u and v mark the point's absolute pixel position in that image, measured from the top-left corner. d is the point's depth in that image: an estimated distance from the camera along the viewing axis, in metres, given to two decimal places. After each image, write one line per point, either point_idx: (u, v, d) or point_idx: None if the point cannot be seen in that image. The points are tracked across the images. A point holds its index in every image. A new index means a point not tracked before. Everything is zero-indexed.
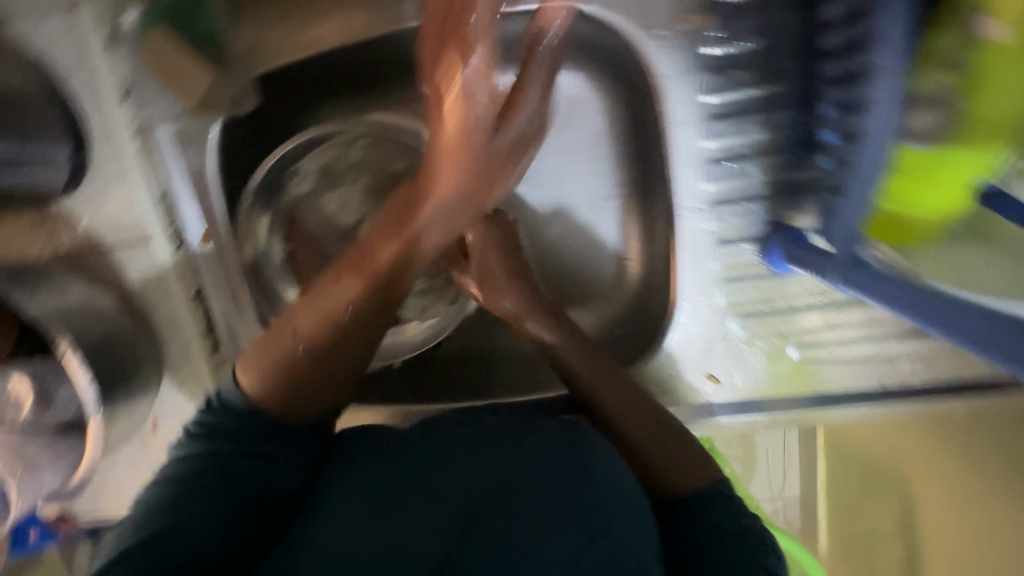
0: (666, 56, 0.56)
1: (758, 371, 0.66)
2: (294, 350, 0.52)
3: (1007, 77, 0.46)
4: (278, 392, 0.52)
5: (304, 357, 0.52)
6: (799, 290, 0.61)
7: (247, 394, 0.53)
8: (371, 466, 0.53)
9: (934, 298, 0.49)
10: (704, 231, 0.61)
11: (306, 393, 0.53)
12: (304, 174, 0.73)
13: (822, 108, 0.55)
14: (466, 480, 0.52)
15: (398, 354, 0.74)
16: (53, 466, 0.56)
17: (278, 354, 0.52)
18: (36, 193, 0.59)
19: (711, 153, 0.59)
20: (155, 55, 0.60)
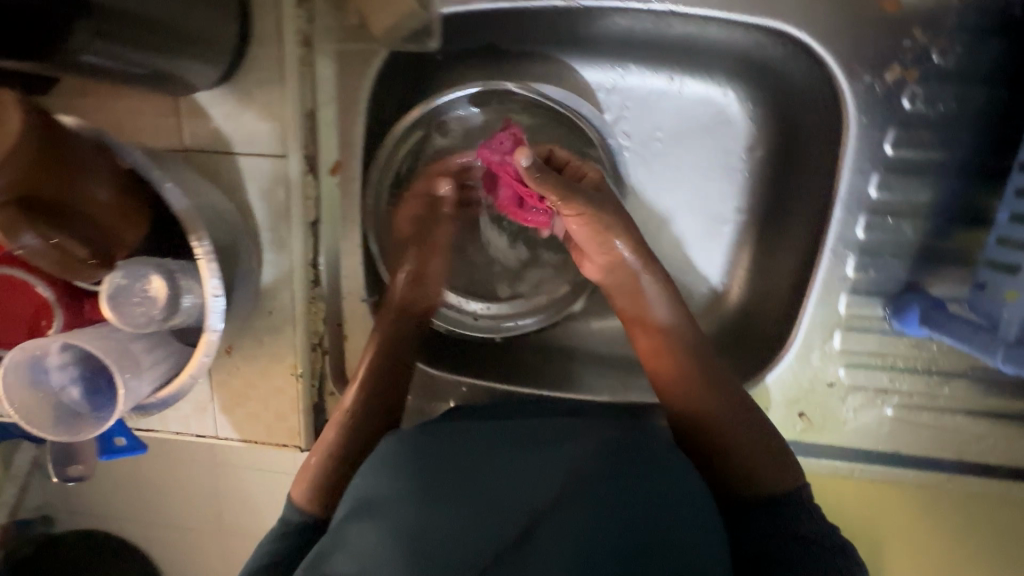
0: (862, 98, 0.56)
1: (851, 422, 0.67)
2: (347, 416, 0.65)
3: None
4: (324, 483, 0.63)
5: (352, 421, 0.65)
6: (911, 352, 0.64)
7: (297, 496, 0.62)
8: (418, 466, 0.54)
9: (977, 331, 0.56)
10: (843, 276, 0.62)
11: (366, 427, 0.65)
12: (450, 127, 0.73)
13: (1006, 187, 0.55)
14: (517, 496, 0.51)
15: (511, 322, 0.76)
16: (153, 372, 0.52)
17: (324, 446, 0.64)
18: (189, 79, 0.55)
19: (875, 204, 0.59)
20: None
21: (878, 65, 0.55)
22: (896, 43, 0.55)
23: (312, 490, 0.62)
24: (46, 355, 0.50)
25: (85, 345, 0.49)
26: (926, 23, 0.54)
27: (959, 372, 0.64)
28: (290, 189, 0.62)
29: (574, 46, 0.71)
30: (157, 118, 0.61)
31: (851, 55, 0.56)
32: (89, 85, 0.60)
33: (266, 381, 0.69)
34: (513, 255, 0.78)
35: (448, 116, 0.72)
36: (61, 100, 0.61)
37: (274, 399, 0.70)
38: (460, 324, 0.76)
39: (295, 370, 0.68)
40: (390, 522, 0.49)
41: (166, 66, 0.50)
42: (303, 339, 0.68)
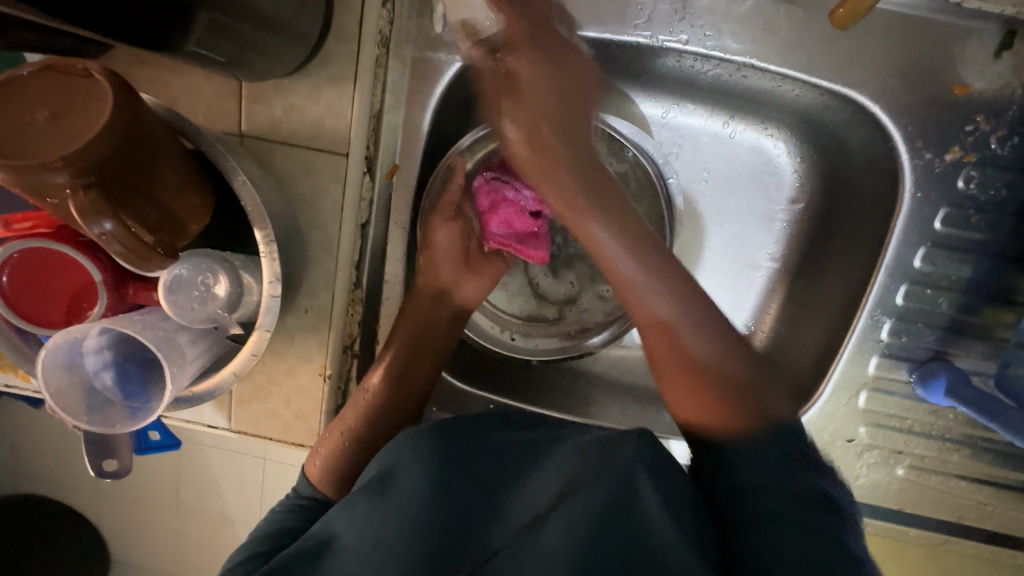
0: (919, 174, 0.58)
1: (862, 477, 0.69)
2: (364, 397, 0.65)
3: None
4: (335, 464, 0.63)
5: (371, 404, 0.65)
6: (927, 417, 0.67)
7: (310, 473, 0.63)
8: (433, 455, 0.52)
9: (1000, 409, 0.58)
10: (877, 339, 0.64)
11: (385, 413, 0.66)
12: None
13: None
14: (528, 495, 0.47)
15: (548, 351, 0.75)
16: (195, 364, 0.51)
17: (342, 423, 0.65)
18: (265, 69, 0.53)
19: (917, 276, 0.62)
20: None
21: (941, 144, 0.58)
22: (959, 127, 0.57)
23: (325, 469, 0.63)
24: (84, 339, 0.47)
25: (135, 334, 0.47)
26: (989, 111, 0.57)
27: (968, 440, 0.67)
28: (346, 189, 0.61)
29: (641, 81, 0.71)
30: (218, 99, 0.58)
31: (917, 131, 0.58)
32: (147, 54, 0.57)
33: (291, 378, 0.67)
34: (564, 284, 0.77)
35: None
36: (115, 66, 0.58)
37: (297, 398, 0.68)
38: (496, 346, 0.75)
39: (325, 371, 0.67)
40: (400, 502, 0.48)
41: (250, 53, 0.48)
42: (337, 341, 0.67)
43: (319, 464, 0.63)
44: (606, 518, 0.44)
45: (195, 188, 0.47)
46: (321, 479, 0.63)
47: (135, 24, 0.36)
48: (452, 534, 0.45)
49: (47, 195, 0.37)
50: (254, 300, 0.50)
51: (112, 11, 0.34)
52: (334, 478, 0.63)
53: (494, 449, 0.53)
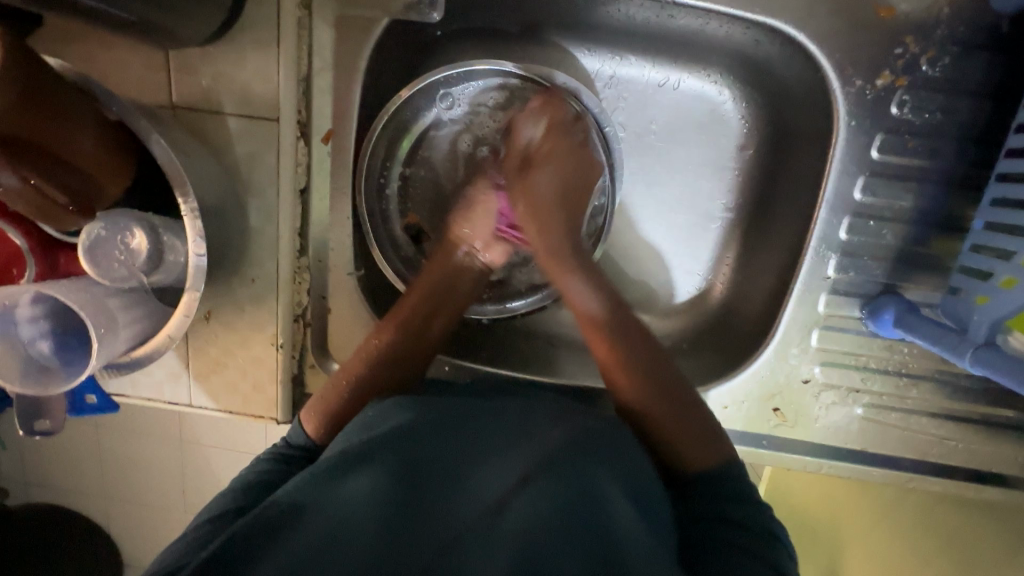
0: (851, 102, 0.58)
1: (823, 419, 0.68)
2: (373, 345, 0.64)
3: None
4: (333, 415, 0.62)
5: (379, 354, 0.64)
6: (882, 352, 0.66)
7: (309, 431, 0.62)
8: (402, 434, 0.51)
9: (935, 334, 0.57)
10: (824, 277, 0.64)
11: (393, 364, 0.64)
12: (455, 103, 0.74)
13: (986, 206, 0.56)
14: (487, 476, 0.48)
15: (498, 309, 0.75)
16: (130, 329, 0.51)
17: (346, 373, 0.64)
18: (181, 34, 0.54)
19: (859, 208, 0.61)
20: None
21: (870, 69, 0.57)
22: (887, 50, 0.56)
23: (322, 422, 0.62)
24: (16, 306, 0.48)
25: (62, 297, 0.47)
26: (917, 32, 0.56)
27: (926, 375, 0.67)
28: (280, 155, 0.61)
29: (576, 34, 0.71)
30: (146, 71, 0.59)
31: (845, 58, 0.57)
32: (73, 31, 0.58)
33: (245, 350, 0.68)
34: None
35: (453, 91, 0.73)
36: (42, 45, 0.58)
37: (252, 369, 0.69)
38: None
39: (276, 340, 0.68)
40: (368, 478, 0.47)
41: (159, 14, 0.49)
42: (287, 309, 0.67)
43: (314, 417, 0.62)
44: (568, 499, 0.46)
45: (112, 149, 0.47)
46: (319, 434, 0.62)
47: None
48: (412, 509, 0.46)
49: None
50: (181, 262, 0.51)
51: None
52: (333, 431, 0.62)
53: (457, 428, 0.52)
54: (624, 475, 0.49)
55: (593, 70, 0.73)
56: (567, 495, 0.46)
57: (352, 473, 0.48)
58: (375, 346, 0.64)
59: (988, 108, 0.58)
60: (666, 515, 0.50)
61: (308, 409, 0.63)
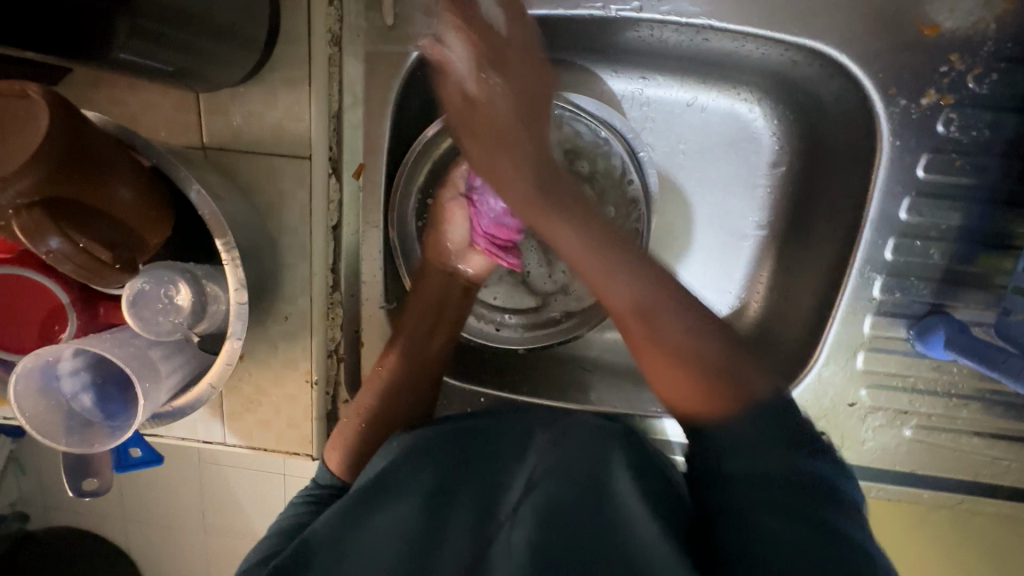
0: (895, 122, 0.56)
1: (870, 441, 0.67)
2: (377, 374, 0.66)
3: None
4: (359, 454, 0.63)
5: (388, 387, 0.66)
6: (930, 373, 0.64)
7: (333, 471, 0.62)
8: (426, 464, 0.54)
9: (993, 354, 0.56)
10: (869, 298, 0.62)
11: (396, 394, 0.66)
12: None
13: None
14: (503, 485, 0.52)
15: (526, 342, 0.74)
16: (171, 380, 0.51)
17: (356, 411, 0.65)
18: (213, 79, 0.53)
19: (904, 227, 0.59)
20: None
21: (914, 88, 0.56)
22: (931, 68, 0.55)
23: (346, 459, 0.63)
24: (58, 361, 0.48)
25: (105, 351, 0.47)
26: (963, 49, 0.54)
27: (977, 395, 0.65)
28: (312, 193, 0.61)
29: (605, 57, 0.70)
30: (177, 114, 0.58)
31: (888, 77, 0.56)
32: (103, 76, 0.58)
33: (280, 387, 0.68)
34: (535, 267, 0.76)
35: None
36: (73, 92, 0.58)
37: (287, 406, 0.68)
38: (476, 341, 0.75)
39: (311, 377, 0.67)
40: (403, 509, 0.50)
41: (196, 62, 0.48)
42: (321, 346, 0.67)
43: (336, 455, 0.63)
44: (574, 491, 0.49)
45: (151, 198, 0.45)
46: (343, 470, 0.62)
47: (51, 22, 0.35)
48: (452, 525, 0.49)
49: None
50: (221, 309, 0.51)
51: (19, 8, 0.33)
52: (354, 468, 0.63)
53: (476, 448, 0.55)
54: (651, 486, 0.50)
55: (622, 91, 0.72)
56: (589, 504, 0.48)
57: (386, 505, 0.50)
58: (380, 376, 0.66)
59: None
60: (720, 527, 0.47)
61: (329, 448, 0.64)
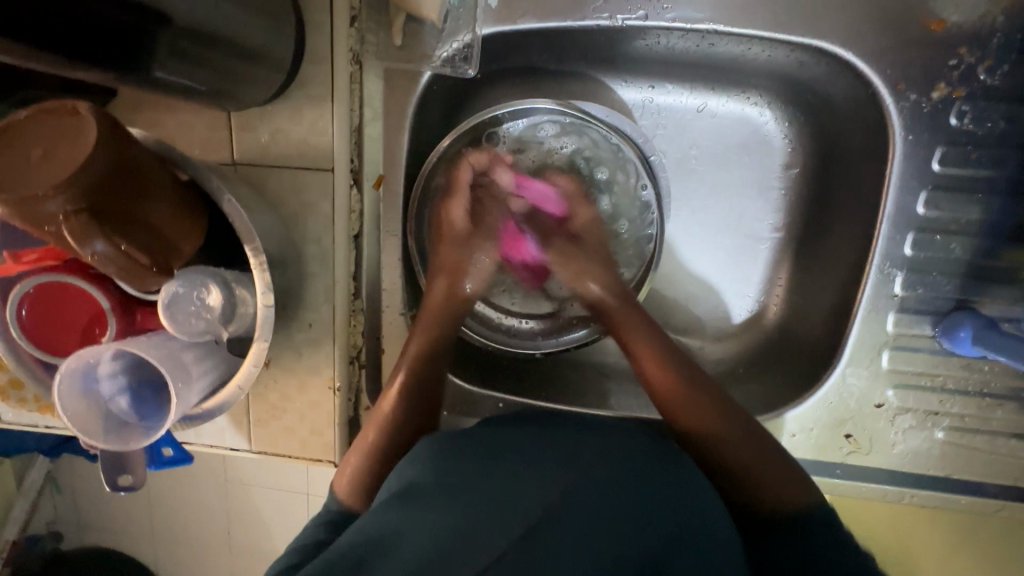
0: (907, 118, 0.56)
1: (901, 444, 0.65)
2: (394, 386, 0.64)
3: None
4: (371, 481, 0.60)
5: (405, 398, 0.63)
6: (961, 372, 0.62)
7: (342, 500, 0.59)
8: (446, 471, 0.50)
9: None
10: (892, 295, 0.61)
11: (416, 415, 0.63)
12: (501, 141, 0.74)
13: None
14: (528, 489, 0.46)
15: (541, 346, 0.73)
16: (202, 382, 0.53)
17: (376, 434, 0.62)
18: (242, 97, 0.56)
19: (923, 222, 0.59)
20: None
21: (925, 83, 0.56)
22: (941, 63, 0.55)
23: (353, 484, 0.60)
24: (98, 364, 0.50)
25: (142, 353, 0.49)
26: (972, 42, 0.55)
27: (1012, 394, 0.62)
28: (335, 204, 0.63)
29: (615, 68, 0.72)
30: (210, 133, 0.62)
31: (897, 74, 0.56)
32: (142, 100, 0.62)
33: (305, 393, 0.69)
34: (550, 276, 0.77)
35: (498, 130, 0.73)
36: (116, 116, 0.62)
37: (311, 413, 0.70)
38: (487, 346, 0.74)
39: (334, 384, 0.69)
40: (422, 515, 0.45)
41: (228, 81, 0.51)
42: (343, 352, 0.69)
43: (342, 484, 0.60)
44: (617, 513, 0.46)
45: (183, 206, 0.48)
46: (350, 496, 0.59)
47: (91, 44, 0.37)
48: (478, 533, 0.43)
49: (43, 225, 0.40)
50: (250, 312, 0.53)
51: (63, 36, 0.35)
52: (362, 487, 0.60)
53: (498, 458, 0.51)
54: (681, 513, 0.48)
55: (632, 100, 0.74)
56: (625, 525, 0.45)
57: (403, 510, 0.46)
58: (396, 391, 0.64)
59: None
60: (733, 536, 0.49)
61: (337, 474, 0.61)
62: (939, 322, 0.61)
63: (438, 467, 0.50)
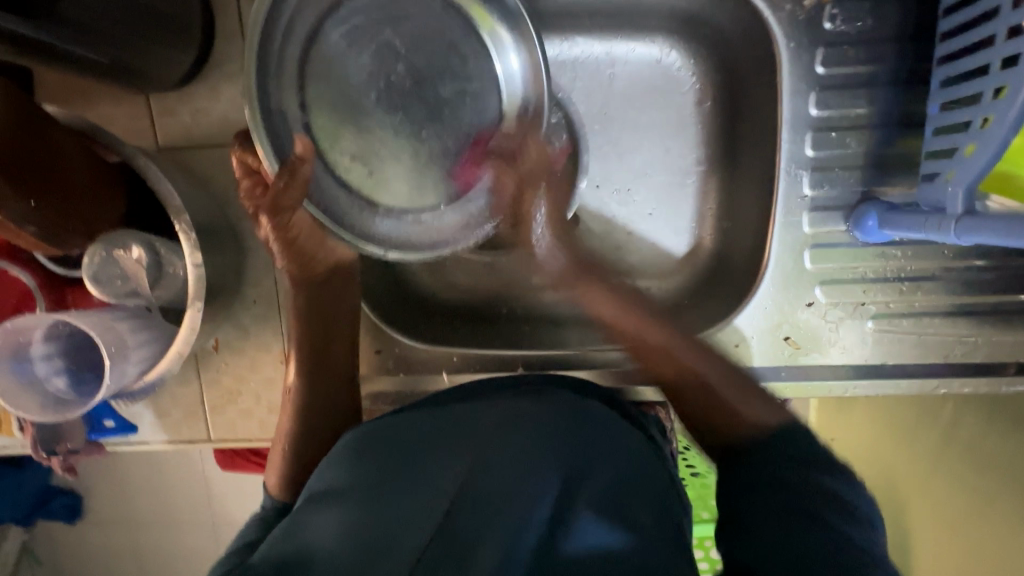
0: (786, 26, 0.61)
1: (838, 340, 0.68)
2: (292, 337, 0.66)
3: None
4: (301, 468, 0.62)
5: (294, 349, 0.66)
6: (878, 261, 0.66)
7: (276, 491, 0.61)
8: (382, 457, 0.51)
9: (922, 222, 0.56)
10: (802, 196, 0.65)
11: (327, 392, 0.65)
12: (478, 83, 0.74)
13: (950, 88, 0.55)
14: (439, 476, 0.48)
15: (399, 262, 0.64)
16: (140, 353, 0.52)
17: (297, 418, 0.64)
18: (154, 76, 0.58)
19: (817, 122, 0.63)
20: None
21: None
22: None
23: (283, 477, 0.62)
24: (29, 344, 0.50)
25: (74, 322, 0.49)
26: None
27: (926, 274, 0.67)
28: None
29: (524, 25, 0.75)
30: (130, 121, 0.63)
31: None
32: (56, 98, 0.62)
33: (258, 372, 0.69)
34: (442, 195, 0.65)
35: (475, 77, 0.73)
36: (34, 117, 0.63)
37: (265, 392, 0.70)
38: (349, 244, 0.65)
39: (285, 358, 0.69)
40: (340, 515, 0.46)
41: (136, 55, 0.53)
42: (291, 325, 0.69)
43: (275, 475, 0.62)
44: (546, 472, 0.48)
45: (100, 171, 0.49)
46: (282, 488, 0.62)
47: None
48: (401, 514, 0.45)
49: None
50: (179, 275, 0.54)
51: None
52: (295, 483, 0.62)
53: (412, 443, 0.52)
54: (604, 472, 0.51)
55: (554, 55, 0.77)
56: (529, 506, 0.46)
57: (322, 512, 0.48)
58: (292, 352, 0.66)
59: (917, 7, 0.60)
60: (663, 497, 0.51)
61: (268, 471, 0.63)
62: (846, 218, 0.65)
63: (355, 463, 0.51)
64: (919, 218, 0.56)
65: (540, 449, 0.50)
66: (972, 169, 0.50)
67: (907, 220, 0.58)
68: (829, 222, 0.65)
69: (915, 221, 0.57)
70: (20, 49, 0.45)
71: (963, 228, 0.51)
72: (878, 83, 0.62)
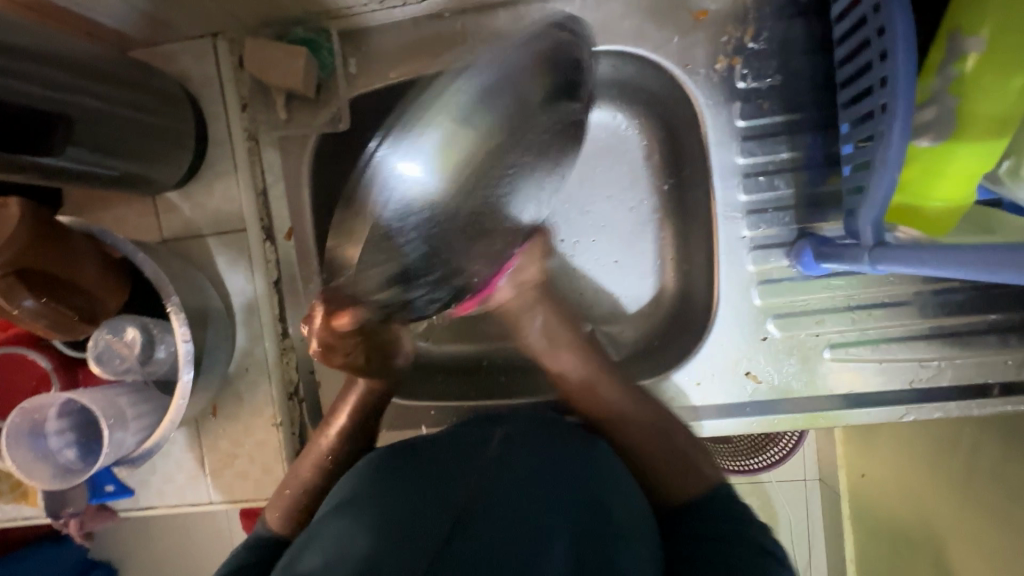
0: (705, 87, 0.68)
1: (795, 371, 0.69)
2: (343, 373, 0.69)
3: (952, 161, 0.53)
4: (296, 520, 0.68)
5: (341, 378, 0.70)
6: (826, 293, 0.69)
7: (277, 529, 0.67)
8: (379, 484, 0.56)
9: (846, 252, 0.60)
10: (741, 237, 0.69)
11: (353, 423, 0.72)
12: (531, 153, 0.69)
13: (853, 132, 0.59)
14: (438, 496, 0.54)
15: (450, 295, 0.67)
16: (137, 423, 0.59)
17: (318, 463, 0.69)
18: (156, 182, 0.68)
19: (746, 168, 0.68)
20: (256, 61, 0.70)
21: (707, 60, 0.68)
22: (718, 41, 0.67)
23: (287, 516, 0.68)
24: (44, 421, 0.58)
25: (79, 398, 0.56)
26: (734, 21, 0.67)
27: (876, 301, 0.68)
28: (252, 257, 0.73)
29: None
30: (139, 220, 0.74)
31: (684, 56, 0.68)
32: (80, 207, 0.74)
33: (252, 435, 0.75)
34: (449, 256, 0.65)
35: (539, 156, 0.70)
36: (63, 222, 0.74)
37: (259, 454, 0.75)
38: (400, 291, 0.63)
39: (276, 420, 0.75)
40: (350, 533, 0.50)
41: (138, 165, 0.63)
42: (279, 389, 0.75)
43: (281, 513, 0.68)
44: (533, 484, 0.55)
45: (108, 268, 0.58)
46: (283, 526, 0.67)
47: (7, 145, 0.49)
48: (406, 534, 0.50)
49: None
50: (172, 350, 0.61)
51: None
52: (295, 518, 0.68)
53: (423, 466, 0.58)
54: (590, 479, 0.57)
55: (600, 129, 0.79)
56: (532, 527, 0.51)
57: (334, 532, 0.51)
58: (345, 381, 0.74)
59: (823, 60, 0.66)
60: (632, 504, 0.57)
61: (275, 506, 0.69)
62: (784, 255, 0.69)
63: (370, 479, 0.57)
64: (841, 252, 0.60)
65: (521, 453, 0.58)
66: (874, 200, 0.54)
67: (833, 249, 0.61)
68: (769, 257, 0.69)
69: (838, 251, 0.60)
70: (44, 174, 0.56)
71: (878, 257, 0.54)
72: (799, 131, 0.67)
